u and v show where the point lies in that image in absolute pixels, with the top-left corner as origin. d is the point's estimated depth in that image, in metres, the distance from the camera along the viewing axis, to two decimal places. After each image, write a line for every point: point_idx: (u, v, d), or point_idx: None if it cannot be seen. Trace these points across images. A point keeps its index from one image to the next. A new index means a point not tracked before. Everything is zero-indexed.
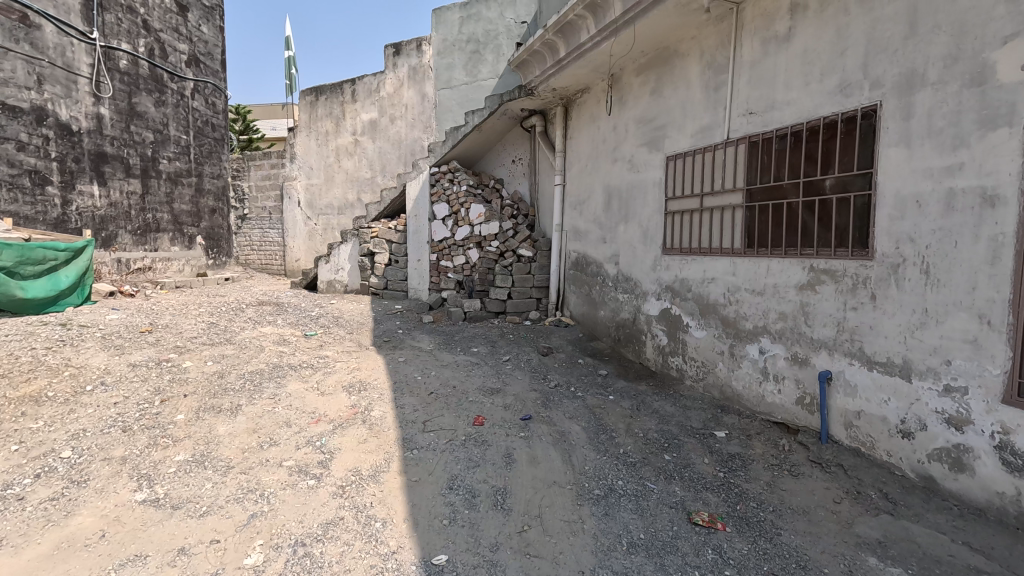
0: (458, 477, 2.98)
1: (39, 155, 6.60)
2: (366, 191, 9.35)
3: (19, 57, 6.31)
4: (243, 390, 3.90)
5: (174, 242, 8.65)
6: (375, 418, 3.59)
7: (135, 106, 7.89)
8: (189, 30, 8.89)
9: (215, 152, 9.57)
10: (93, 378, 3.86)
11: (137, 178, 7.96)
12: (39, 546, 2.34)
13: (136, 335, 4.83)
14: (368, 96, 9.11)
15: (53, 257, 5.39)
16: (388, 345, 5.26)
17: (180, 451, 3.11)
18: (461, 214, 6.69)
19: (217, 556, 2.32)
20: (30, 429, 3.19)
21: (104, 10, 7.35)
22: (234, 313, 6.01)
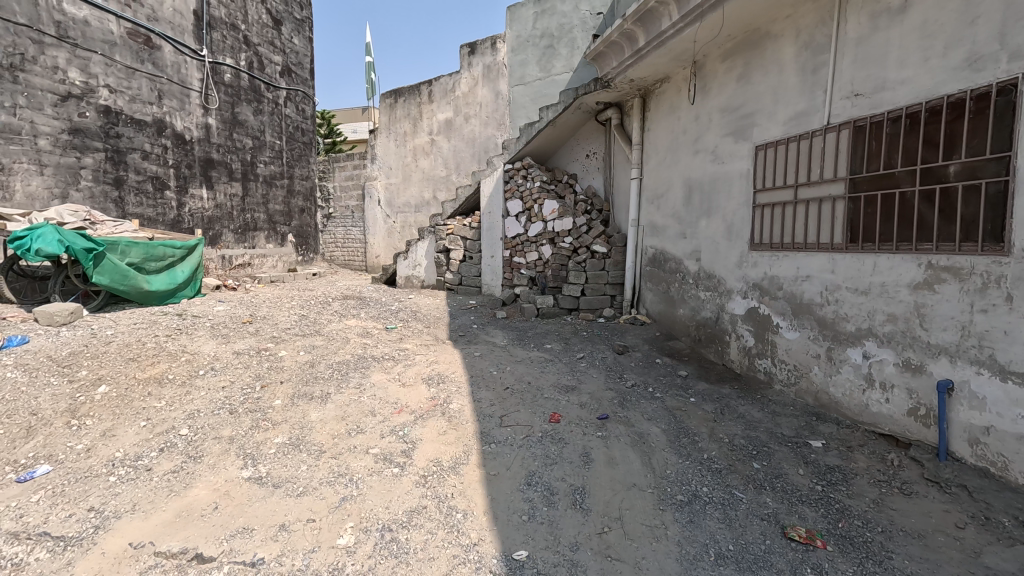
0: (536, 473, 2.98)
1: (160, 163, 7.33)
2: (441, 189, 9.61)
3: (144, 76, 7.06)
4: (332, 379, 4.15)
5: (269, 239, 9.36)
6: (453, 411, 3.68)
7: (237, 116, 8.61)
8: (283, 42, 9.56)
9: (304, 155, 10.24)
10: (204, 363, 4.27)
11: (239, 182, 8.68)
12: (165, 513, 2.62)
13: (239, 325, 5.28)
14: (444, 96, 9.34)
15: (171, 254, 6.01)
16: (463, 339, 5.38)
17: (278, 434, 3.35)
18: (534, 210, 6.69)
19: (313, 534, 2.48)
20: (154, 407, 3.58)
21: (212, 29, 8.07)
22: (322, 306, 6.40)
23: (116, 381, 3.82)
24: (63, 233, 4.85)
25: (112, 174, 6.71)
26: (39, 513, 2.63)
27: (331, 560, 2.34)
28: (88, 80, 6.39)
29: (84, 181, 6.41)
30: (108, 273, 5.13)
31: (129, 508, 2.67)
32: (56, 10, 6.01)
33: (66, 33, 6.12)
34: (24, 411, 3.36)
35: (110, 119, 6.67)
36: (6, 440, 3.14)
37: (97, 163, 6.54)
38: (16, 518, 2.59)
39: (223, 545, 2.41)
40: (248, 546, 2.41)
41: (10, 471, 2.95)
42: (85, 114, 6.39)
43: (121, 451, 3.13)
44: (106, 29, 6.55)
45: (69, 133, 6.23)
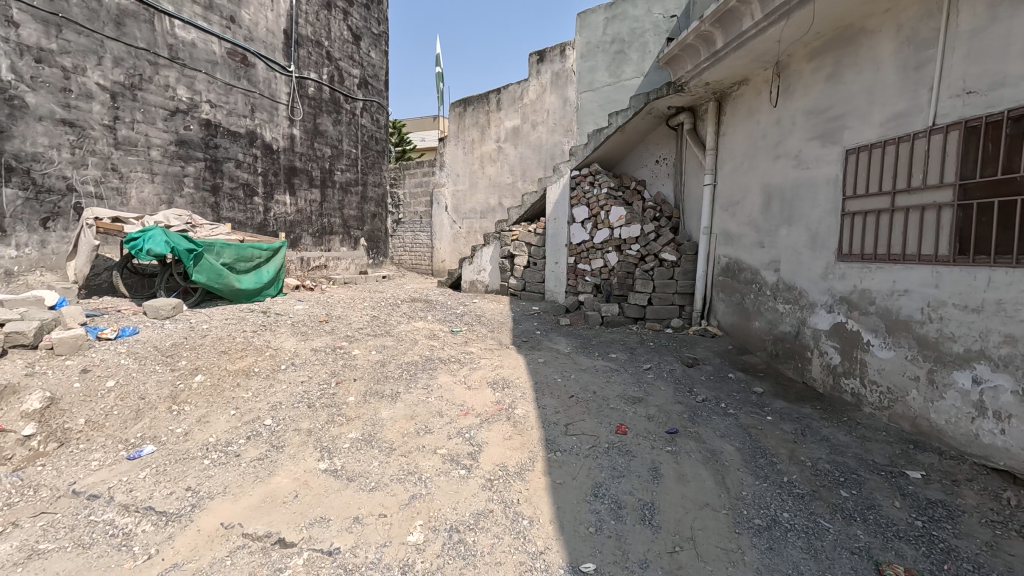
0: (603, 485, 2.92)
1: (250, 171, 7.91)
2: (506, 196, 9.73)
3: (240, 91, 7.66)
4: (401, 378, 4.29)
5: (343, 243, 9.85)
6: (518, 416, 3.69)
7: (319, 126, 9.17)
8: (361, 57, 10.09)
9: (377, 163, 10.72)
10: (286, 358, 4.54)
11: (318, 188, 9.22)
12: (252, 497, 2.81)
13: (317, 324, 5.59)
14: (512, 104, 9.47)
15: (259, 255, 6.47)
16: (527, 345, 5.39)
17: (352, 430, 3.50)
18: (601, 217, 6.60)
19: (385, 529, 2.57)
20: (242, 397, 3.86)
21: (299, 46, 8.64)
22: (392, 307, 6.65)
23: (210, 371, 4.14)
24: (170, 235, 5.33)
25: (210, 181, 7.28)
26: (145, 489, 2.90)
27: (401, 555, 2.41)
28: (193, 97, 6.97)
29: (187, 188, 6.96)
30: (206, 272, 5.59)
31: (221, 490, 2.88)
32: (169, 35, 6.61)
33: (177, 55, 6.72)
34: (133, 395, 3.72)
35: (210, 131, 7.25)
36: (119, 421, 3.49)
37: (198, 172, 7.09)
38: (127, 492, 2.88)
39: (303, 532, 2.55)
40: (325, 535, 2.53)
41: (122, 448, 3.29)
42: (190, 128, 6.95)
43: (214, 437, 3.39)
44: (210, 50, 7.16)
45: (175, 144, 6.77)
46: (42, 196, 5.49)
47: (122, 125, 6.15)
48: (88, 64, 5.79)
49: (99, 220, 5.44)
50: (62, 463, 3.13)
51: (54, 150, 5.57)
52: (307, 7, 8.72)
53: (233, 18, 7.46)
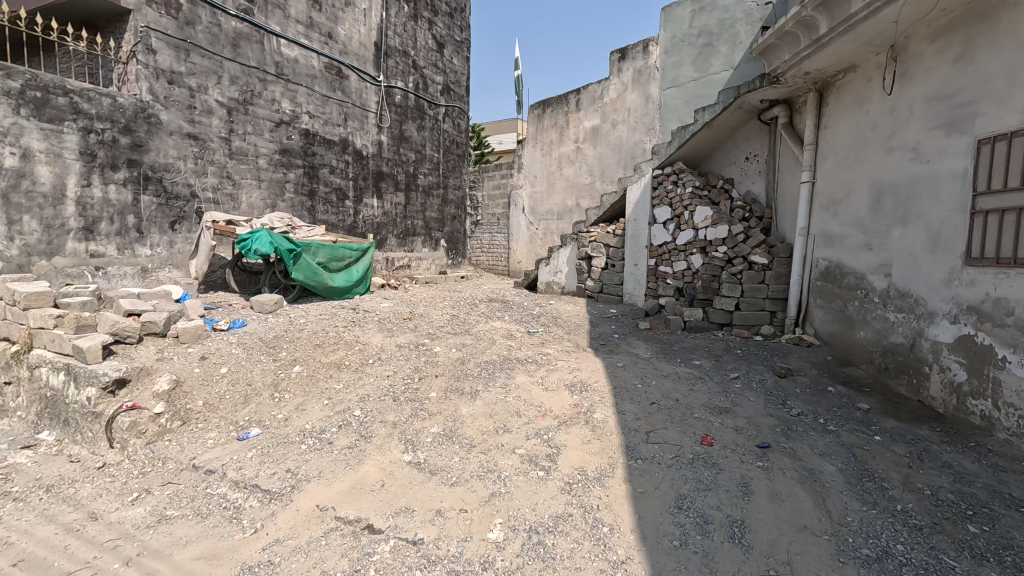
0: (687, 497, 2.79)
1: (343, 176, 8.39)
2: (585, 197, 9.62)
3: (335, 102, 8.18)
4: (480, 377, 4.37)
5: (425, 244, 10.24)
6: (597, 421, 3.62)
7: (404, 132, 9.60)
8: (444, 64, 10.45)
9: (457, 166, 11.04)
10: (373, 353, 4.77)
11: (402, 192, 9.65)
12: (343, 483, 2.98)
13: (401, 321, 5.83)
14: (592, 104, 9.36)
15: (350, 256, 6.88)
16: (605, 348, 5.29)
17: (434, 425, 3.61)
18: (684, 217, 6.34)
19: (466, 524, 2.63)
20: (335, 388, 4.12)
21: (388, 57, 9.10)
22: (471, 307, 6.79)
23: (307, 363, 4.45)
24: (274, 236, 5.82)
25: (308, 186, 7.77)
26: (252, 468, 3.18)
27: (482, 552, 2.45)
28: (295, 109, 7.51)
29: (288, 194, 7.47)
30: (303, 270, 6.06)
31: (316, 474, 3.10)
32: (276, 53, 7.17)
33: (282, 71, 7.28)
34: (242, 381, 4.09)
35: (309, 140, 7.75)
36: (230, 404, 3.86)
37: (298, 178, 7.60)
38: (237, 470, 3.18)
39: (389, 520, 2.67)
40: (410, 525, 2.63)
41: (233, 429, 3.63)
42: (292, 137, 7.48)
43: (310, 424, 3.64)
44: (310, 64, 7.69)
45: (279, 153, 7.30)
46: (172, 202, 5.99)
47: (235, 138, 6.68)
48: (209, 83, 6.33)
49: (216, 223, 5.99)
50: (184, 440, 3.56)
51: (181, 161, 6.06)
52: (395, 19, 9.17)
53: (331, 34, 7.98)
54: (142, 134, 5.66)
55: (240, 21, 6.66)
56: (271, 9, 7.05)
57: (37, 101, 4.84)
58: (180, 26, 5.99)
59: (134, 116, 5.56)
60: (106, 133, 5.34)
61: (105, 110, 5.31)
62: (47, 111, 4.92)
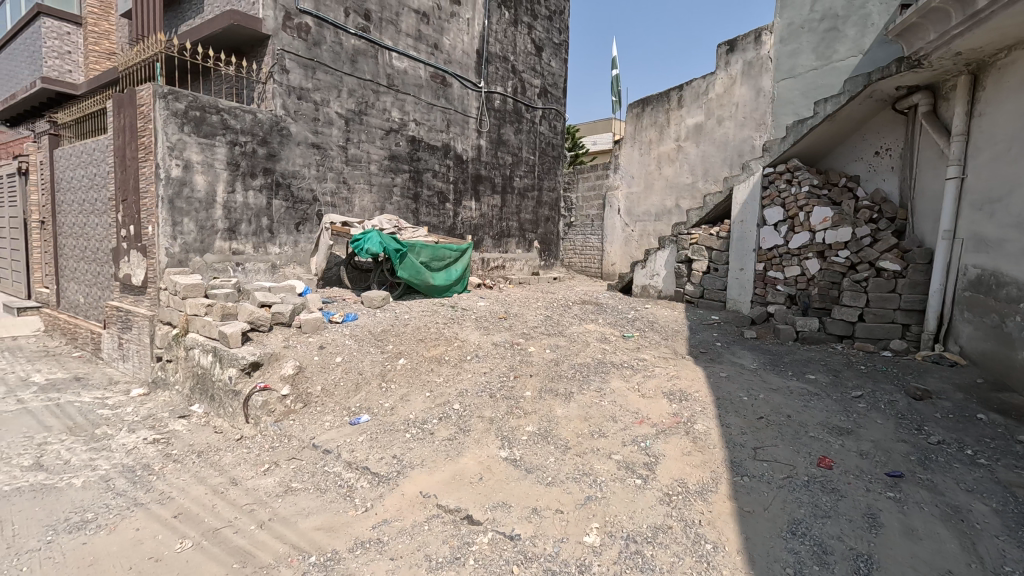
0: (802, 523, 2.57)
1: (444, 179, 8.77)
2: (685, 197, 9.21)
3: (439, 109, 8.57)
4: (574, 379, 4.34)
5: (518, 245, 10.41)
6: (698, 432, 3.45)
7: (502, 136, 9.84)
8: (542, 67, 10.58)
9: (552, 168, 11.10)
10: (471, 349, 4.92)
11: (498, 194, 9.90)
12: (444, 473, 3.13)
13: (497, 320, 5.97)
14: (695, 100, 8.95)
15: (450, 255, 7.18)
16: (705, 356, 5.03)
17: (530, 423, 3.66)
18: (799, 218, 5.84)
19: (562, 524, 2.64)
20: (436, 382, 4.31)
21: (489, 63, 9.38)
22: (564, 309, 6.78)
23: (410, 356, 4.70)
24: (383, 237, 6.25)
25: (412, 190, 8.22)
26: (363, 451, 3.44)
27: (578, 554, 2.45)
28: (403, 117, 7.97)
29: (395, 197, 7.95)
30: (408, 269, 6.44)
31: (419, 462, 3.28)
32: (388, 66, 7.67)
33: (393, 82, 7.77)
34: (354, 369, 4.42)
35: (415, 146, 8.20)
36: (344, 390, 4.20)
37: (403, 182, 8.06)
38: (350, 451, 3.45)
39: (487, 513, 2.75)
40: (508, 519, 2.69)
41: (346, 414, 3.96)
42: (400, 144, 7.96)
43: (413, 414, 3.85)
44: (418, 75, 8.14)
45: (388, 159, 7.80)
46: (298, 205, 6.64)
47: (351, 146, 7.25)
48: (331, 97, 6.92)
49: (333, 224, 6.55)
50: (305, 420, 3.94)
51: (306, 168, 6.70)
52: (496, 26, 9.43)
53: (437, 45, 8.39)
54: (275, 145, 6.33)
55: (358, 38, 7.22)
56: (385, 25, 7.57)
57: (196, 119, 5.54)
58: (308, 47, 6.62)
59: (270, 129, 6.25)
60: (248, 145, 6.03)
61: (247, 125, 6.00)
62: (204, 127, 5.62)
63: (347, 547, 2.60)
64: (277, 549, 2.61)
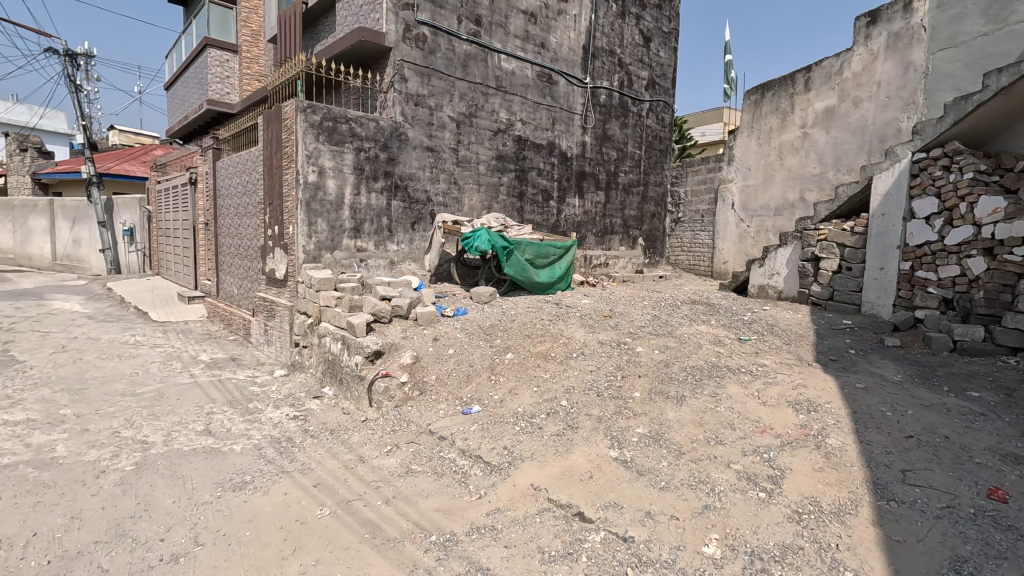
0: (969, 561, 2.23)
1: (548, 177, 8.82)
2: (812, 189, 8.37)
3: (545, 107, 8.62)
4: (686, 382, 4.14)
5: (622, 242, 10.19)
6: (832, 447, 3.13)
7: (607, 131, 9.67)
8: (650, 57, 10.26)
9: (659, 162, 10.74)
10: (577, 347, 4.89)
11: (603, 191, 9.76)
12: (554, 467, 3.16)
13: (602, 318, 5.89)
14: (826, 82, 8.12)
15: (554, 252, 7.24)
16: (837, 364, 4.54)
17: (640, 425, 3.57)
18: (959, 210, 5.06)
19: (678, 531, 2.55)
20: (543, 378, 4.36)
21: (595, 58, 9.27)
22: (673, 308, 6.52)
23: (518, 351, 4.80)
24: (491, 234, 6.45)
25: (518, 189, 8.39)
26: (476, 440, 3.58)
27: (697, 565, 2.35)
28: (511, 118, 8.15)
29: (502, 196, 8.17)
30: (514, 266, 6.59)
31: (529, 454, 3.34)
32: (497, 68, 7.88)
33: (501, 84, 7.97)
34: (465, 361, 4.62)
35: (521, 145, 8.34)
36: (456, 381, 4.41)
37: (510, 181, 8.25)
38: (463, 439, 3.61)
39: (599, 511, 2.73)
40: (620, 520, 2.65)
41: (459, 404, 4.16)
42: (507, 144, 8.15)
43: (522, 408, 3.94)
44: (525, 75, 8.27)
45: (496, 159, 8.02)
46: (413, 206, 7.07)
47: (462, 147, 7.56)
48: (444, 101, 7.27)
49: (445, 223, 6.87)
50: (423, 407, 4.21)
51: (421, 171, 7.11)
52: (603, 20, 9.30)
53: (544, 44, 8.45)
54: (394, 150, 6.79)
55: (470, 44, 7.51)
56: (494, 28, 7.78)
57: (329, 129, 6.12)
58: (425, 55, 7.01)
59: (390, 136, 6.72)
60: (372, 151, 6.54)
61: (371, 132, 6.50)
62: (335, 136, 6.19)
63: (463, 531, 2.73)
64: (402, 525, 2.81)
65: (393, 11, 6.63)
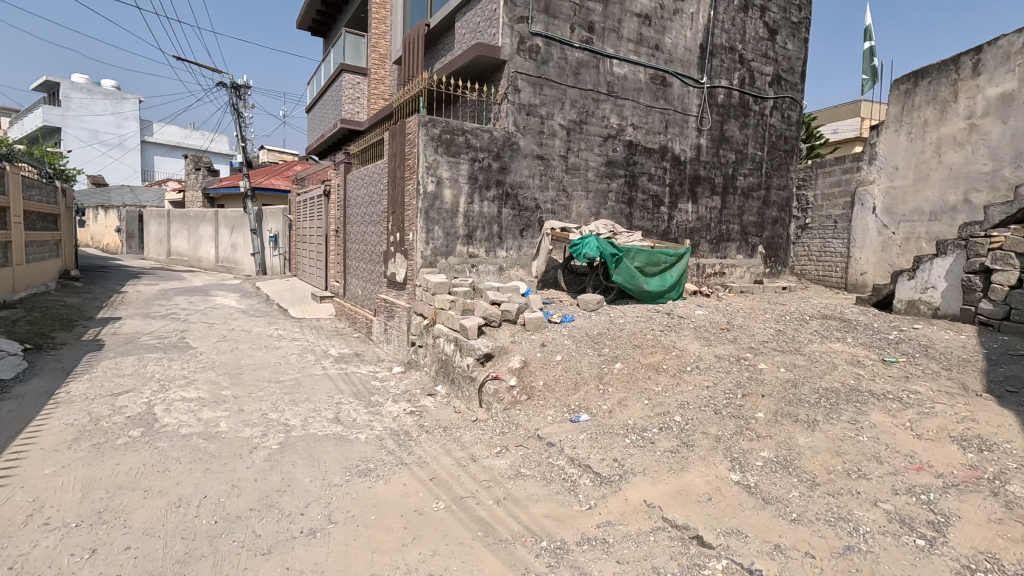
0: None
1: (660, 183, 8.52)
2: (980, 190, 7.16)
3: (658, 111, 8.35)
4: (819, 405, 3.73)
5: (739, 250, 9.56)
6: (1014, 496, 2.63)
7: (725, 133, 9.12)
8: (776, 51, 9.54)
9: (784, 164, 10.00)
10: (691, 360, 4.64)
11: (718, 195, 9.21)
12: (668, 485, 3.02)
13: (718, 331, 5.53)
14: (1001, 64, 6.93)
15: (665, 260, 6.97)
16: (1017, 397, 3.80)
17: (765, 448, 3.28)
18: None
19: (814, 571, 2.29)
20: (654, 391, 4.18)
21: (713, 56, 8.80)
22: (800, 323, 5.95)
23: (628, 361, 4.67)
24: (600, 241, 6.36)
25: (627, 195, 8.20)
26: (585, 449, 3.54)
27: None
28: (621, 123, 8.01)
29: (610, 202, 8.04)
30: (623, 273, 6.45)
31: (640, 469, 3.23)
32: (608, 74, 7.80)
33: (613, 89, 7.87)
34: (573, 368, 4.60)
35: (631, 150, 8.15)
36: (564, 388, 4.40)
37: (619, 187, 8.10)
38: (573, 447, 3.59)
39: (720, 537, 2.55)
40: (745, 551, 2.45)
41: (567, 411, 4.15)
42: (617, 149, 8.01)
43: (632, 420, 3.81)
44: (638, 78, 8.08)
45: (605, 165, 7.92)
46: (523, 213, 7.22)
47: (571, 155, 7.58)
48: (555, 110, 7.35)
49: (553, 230, 6.90)
50: (530, 412, 4.27)
51: (531, 179, 7.24)
52: (723, 15, 8.81)
53: (658, 45, 8.20)
54: (506, 159, 6.99)
55: (582, 51, 7.52)
56: (607, 34, 7.71)
57: (447, 141, 6.47)
58: (537, 66, 7.15)
59: (503, 146, 6.93)
60: (485, 161, 6.80)
61: (485, 143, 6.76)
62: (452, 148, 6.53)
63: (574, 540, 2.71)
64: (513, 527, 2.85)
65: (508, 25, 6.86)
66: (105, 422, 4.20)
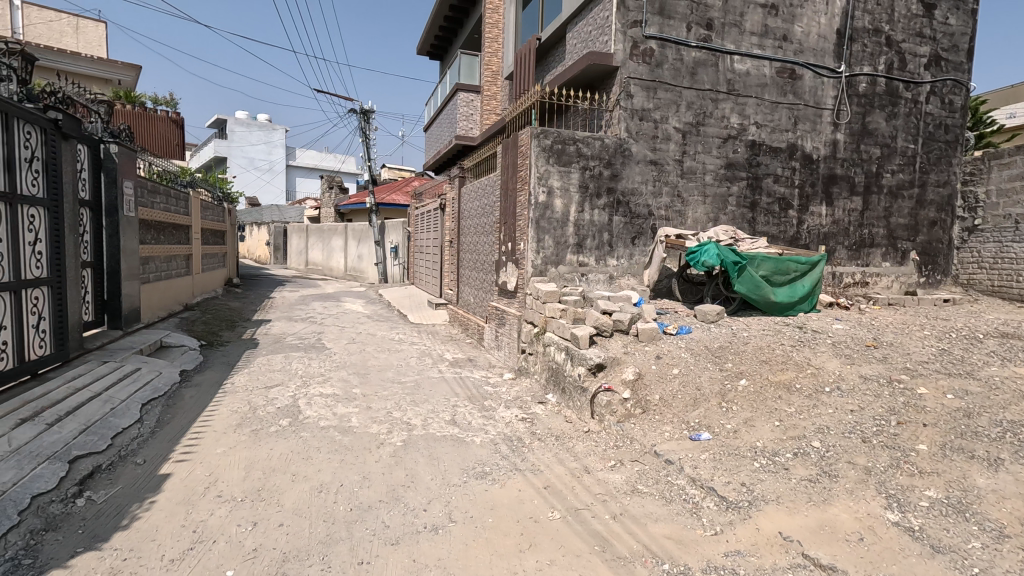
0: None
1: (787, 184, 7.81)
2: None
3: (785, 107, 7.68)
4: (1003, 441, 3.13)
5: (885, 257, 8.42)
6: None
7: (868, 125, 8.13)
8: (933, 29, 8.33)
9: (944, 157, 8.64)
10: (830, 380, 4.15)
11: (859, 195, 8.21)
12: (808, 519, 2.72)
13: (862, 348, 4.91)
14: None
15: (795, 269, 6.35)
16: None
17: (931, 487, 2.82)
18: None
19: None
20: (785, 412, 3.81)
21: (853, 41, 7.91)
22: (970, 341, 5.06)
23: (754, 378, 4.30)
24: (721, 248, 5.96)
25: (749, 198, 7.63)
26: (708, 470, 3.32)
27: None
28: (743, 122, 7.49)
29: (730, 207, 7.54)
30: (746, 283, 5.99)
31: (773, 497, 2.95)
32: (729, 71, 7.35)
33: (734, 87, 7.39)
34: (692, 383, 4.35)
35: (755, 151, 7.58)
36: (682, 404, 4.18)
37: (740, 191, 7.56)
38: (693, 467, 3.39)
39: None
40: None
41: (686, 428, 3.92)
42: (738, 150, 7.50)
43: (761, 442, 3.50)
44: (762, 73, 7.51)
45: (725, 168, 7.45)
46: (635, 220, 7.03)
47: (687, 158, 7.24)
48: (670, 113, 7.09)
49: (667, 237, 6.61)
50: (646, 426, 4.11)
51: (644, 185, 7.03)
52: None
53: (787, 36, 7.57)
54: (618, 166, 6.87)
55: (699, 50, 7.18)
56: (728, 29, 7.29)
57: (558, 151, 6.52)
58: (651, 69, 6.95)
59: (614, 153, 6.82)
60: (596, 169, 6.74)
61: (596, 151, 6.71)
62: (563, 158, 6.57)
63: (699, 567, 2.54)
64: (632, 546, 2.75)
65: (621, 31, 6.76)
66: (261, 411, 4.81)
